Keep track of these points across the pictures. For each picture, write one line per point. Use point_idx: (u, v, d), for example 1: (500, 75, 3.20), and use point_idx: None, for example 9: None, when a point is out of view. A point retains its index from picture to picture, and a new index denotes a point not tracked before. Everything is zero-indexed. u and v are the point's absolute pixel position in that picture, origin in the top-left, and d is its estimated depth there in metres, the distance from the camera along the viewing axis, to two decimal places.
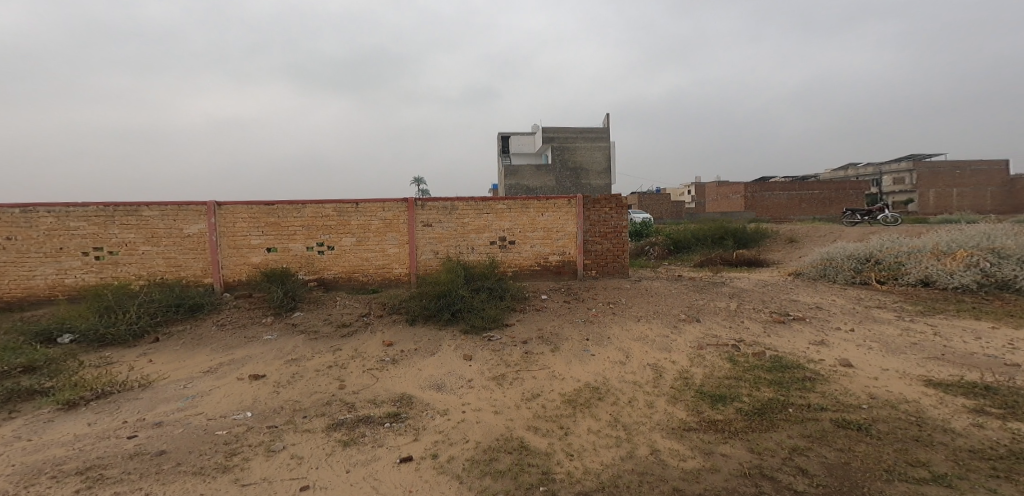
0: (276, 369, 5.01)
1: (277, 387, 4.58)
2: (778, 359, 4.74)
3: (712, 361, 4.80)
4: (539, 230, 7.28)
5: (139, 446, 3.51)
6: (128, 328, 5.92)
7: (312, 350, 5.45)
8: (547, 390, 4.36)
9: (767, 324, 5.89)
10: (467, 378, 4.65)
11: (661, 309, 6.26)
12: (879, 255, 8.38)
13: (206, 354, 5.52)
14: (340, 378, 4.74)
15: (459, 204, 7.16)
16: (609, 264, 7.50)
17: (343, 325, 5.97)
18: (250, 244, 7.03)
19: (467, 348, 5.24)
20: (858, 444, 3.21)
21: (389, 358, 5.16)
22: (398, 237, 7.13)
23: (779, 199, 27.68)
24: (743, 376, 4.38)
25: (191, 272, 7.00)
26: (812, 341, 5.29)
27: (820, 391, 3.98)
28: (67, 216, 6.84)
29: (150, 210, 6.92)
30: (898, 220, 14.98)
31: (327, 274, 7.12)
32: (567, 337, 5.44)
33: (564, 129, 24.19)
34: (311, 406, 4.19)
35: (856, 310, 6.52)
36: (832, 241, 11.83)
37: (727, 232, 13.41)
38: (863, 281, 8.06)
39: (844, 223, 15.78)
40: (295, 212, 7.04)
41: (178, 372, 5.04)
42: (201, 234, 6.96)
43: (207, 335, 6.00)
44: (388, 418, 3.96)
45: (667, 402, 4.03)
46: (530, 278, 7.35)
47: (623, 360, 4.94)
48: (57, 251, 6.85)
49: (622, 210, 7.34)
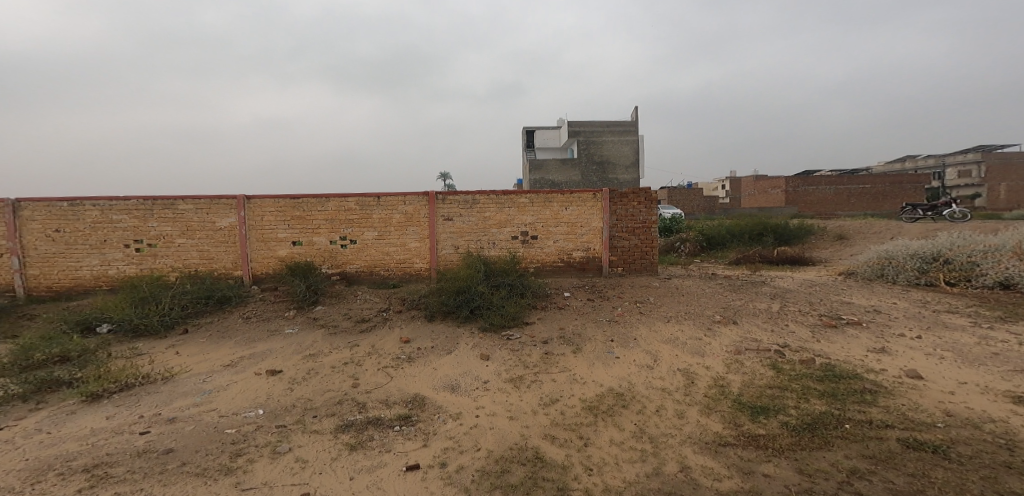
0: (293, 365, 4.90)
1: (291, 384, 4.45)
2: (829, 368, 4.26)
3: (752, 368, 4.36)
4: (563, 224, 6.94)
5: (147, 444, 3.42)
6: (160, 319, 5.95)
7: (330, 345, 5.33)
8: (567, 395, 4.05)
9: (816, 329, 5.37)
10: (483, 380, 4.40)
11: (694, 310, 5.83)
12: (949, 253, 7.60)
13: (229, 347, 5.48)
14: (354, 376, 4.58)
15: (482, 198, 6.91)
16: (636, 261, 7.09)
17: (363, 321, 5.84)
18: (277, 238, 7.01)
19: (484, 347, 5.00)
20: (934, 469, 2.74)
21: (404, 356, 4.97)
22: (419, 231, 6.96)
23: (827, 194, 26.07)
24: (789, 386, 3.93)
25: (222, 264, 7.04)
26: (871, 348, 4.76)
27: (882, 406, 3.50)
28: (109, 210, 6.99)
29: (185, 204, 6.99)
30: (966, 216, 13.74)
31: (349, 268, 7.03)
32: (590, 338, 5.10)
33: (591, 122, 23.49)
34: (322, 405, 4.03)
35: (921, 314, 5.87)
36: (888, 239, 10.91)
37: (767, 228, 12.62)
38: (929, 283, 7.37)
39: (905, 219, 14.64)
40: (319, 206, 6.97)
41: (201, 364, 4.98)
42: (232, 227, 6.99)
43: (232, 328, 5.98)
44: (398, 421, 3.75)
45: (701, 412, 3.64)
46: (554, 274, 7.04)
47: (651, 363, 4.57)
48: (101, 243, 7.01)
49: (651, 204, 6.91)
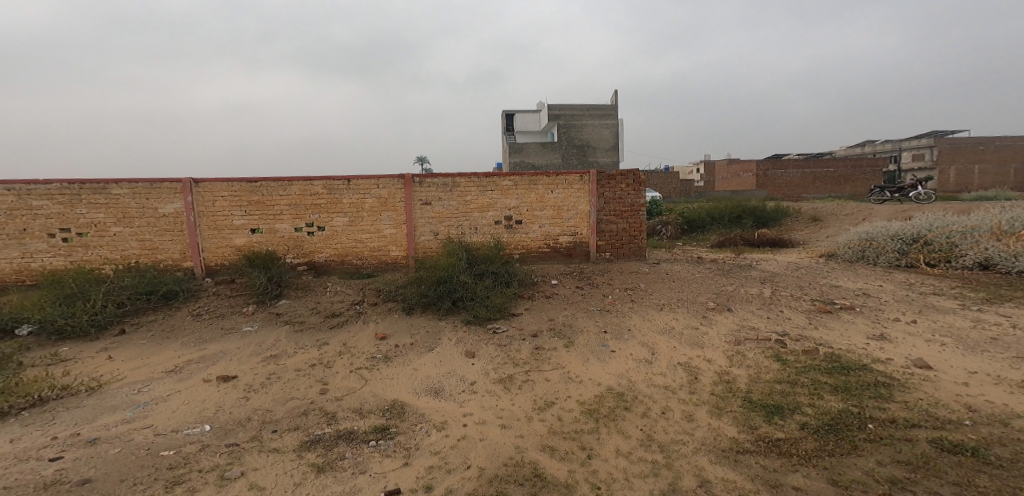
0: (251, 369, 4.34)
1: (248, 392, 3.91)
2: (835, 358, 4.02)
3: (755, 360, 4.09)
4: (548, 208, 6.53)
5: (58, 473, 2.78)
6: (90, 319, 5.25)
7: (295, 345, 4.79)
8: (562, 397, 3.69)
9: (812, 315, 5.17)
10: (469, 381, 3.98)
11: (687, 296, 5.55)
12: (929, 235, 7.56)
13: (174, 350, 4.86)
14: (323, 380, 4.08)
15: (462, 180, 6.41)
16: (624, 246, 6.76)
17: (333, 315, 5.32)
18: (232, 225, 6.34)
19: (469, 343, 4.57)
20: (978, 476, 2.53)
21: (380, 355, 4.49)
22: (394, 216, 6.41)
23: (792, 177, 26.55)
24: (799, 380, 3.67)
25: (168, 255, 6.33)
26: (871, 335, 4.57)
27: (900, 402, 3.28)
28: (29, 195, 6.15)
29: (120, 188, 6.22)
30: (931, 198, 14.01)
31: (317, 257, 6.44)
32: (582, 330, 4.74)
33: (570, 106, 23.11)
34: (284, 417, 3.52)
35: (911, 297, 5.76)
36: (862, 221, 10.97)
37: (746, 210, 12.61)
38: (909, 265, 7.29)
39: (874, 201, 14.85)
40: (281, 190, 6.32)
41: (137, 371, 4.35)
42: (178, 213, 6.27)
43: (180, 327, 5.34)
44: (374, 434, 3.30)
45: (710, 414, 3.35)
46: (538, 260, 6.63)
47: (649, 357, 4.25)
48: (21, 233, 6.18)
49: (639, 187, 6.57)
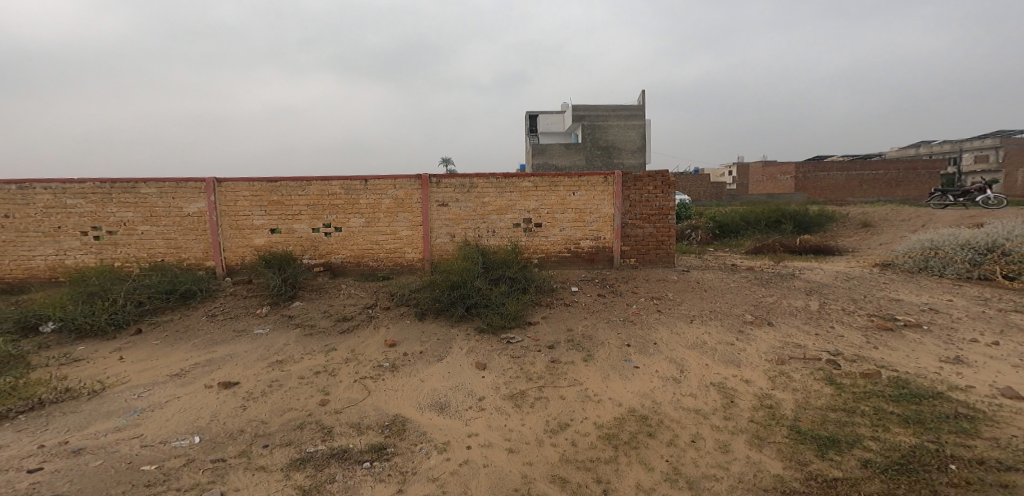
0: (255, 375, 4.15)
1: (246, 400, 3.71)
2: (901, 383, 3.50)
3: (802, 383, 3.61)
4: (570, 211, 6.15)
5: (31, 487, 2.64)
6: (109, 318, 5.19)
7: (303, 350, 4.58)
8: (578, 418, 3.32)
9: (868, 333, 4.61)
10: (477, 396, 3.65)
11: (721, 308, 5.06)
12: (1006, 245, 6.77)
13: (184, 351, 4.74)
14: (324, 390, 3.84)
15: (480, 181, 6.11)
16: (651, 252, 6.31)
17: (344, 320, 5.10)
18: (252, 225, 6.23)
19: (481, 353, 4.24)
20: None
21: (387, 363, 4.23)
22: (410, 218, 6.17)
23: (837, 181, 25.09)
24: (857, 408, 3.17)
25: (191, 254, 6.27)
26: (943, 357, 4.01)
27: (988, 439, 2.75)
28: (63, 194, 6.21)
29: (147, 187, 6.20)
30: (1001, 203, 12.84)
31: (334, 258, 6.26)
32: (603, 342, 4.34)
33: (595, 107, 22.64)
34: (278, 431, 3.30)
35: (988, 315, 5.11)
36: (921, 228, 10.10)
37: (786, 214, 11.86)
38: (982, 277, 6.57)
39: (934, 206, 13.71)
40: (299, 189, 6.18)
41: (143, 374, 4.22)
42: (201, 212, 6.21)
43: (193, 328, 5.23)
44: (370, 454, 3.02)
45: (751, 444, 2.91)
46: (560, 266, 6.26)
47: (677, 375, 3.82)
48: (54, 231, 6.25)
49: (668, 189, 6.10)
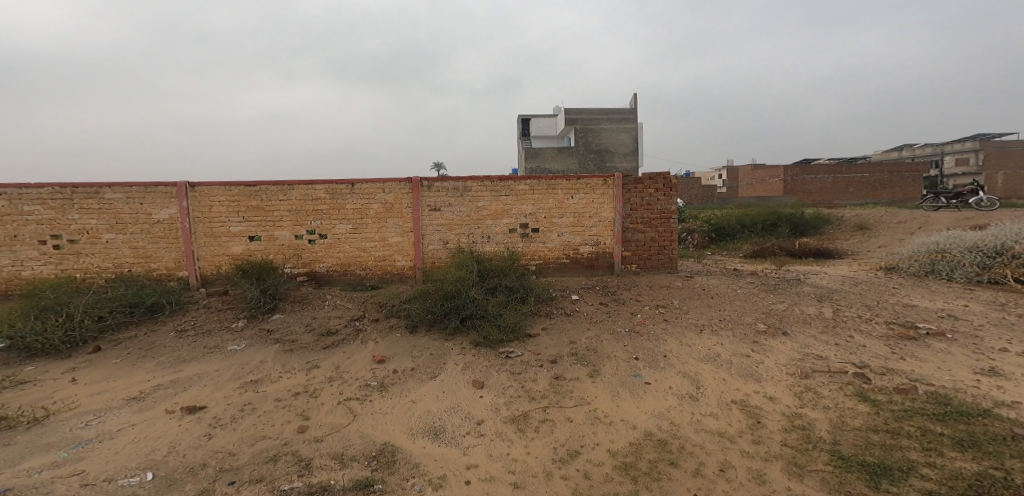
0: (225, 397, 3.72)
1: (212, 428, 3.28)
2: (942, 400, 3.19)
3: (833, 400, 3.29)
4: (569, 215, 5.81)
5: None
6: (64, 335, 4.69)
7: (281, 368, 4.15)
8: (590, 445, 2.95)
9: (890, 342, 4.32)
10: (476, 420, 3.26)
11: (731, 316, 4.75)
12: (1015, 248, 6.56)
13: (148, 371, 4.28)
14: (303, 415, 3.42)
15: (474, 184, 5.75)
16: (653, 257, 5.99)
17: (327, 334, 4.67)
18: (229, 232, 5.79)
19: (478, 370, 3.86)
20: None
21: (375, 383, 3.82)
22: (400, 223, 5.78)
23: (825, 184, 25.19)
24: (901, 428, 2.85)
25: (162, 264, 5.80)
26: (977, 369, 3.73)
27: None
28: (19, 199, 5.70)
29: (112, 191, 5.72)
30: (993, 205, 12.75)
31: (318, 267, 5.84)
32: (610, 355, 3.98)
33: (591, 110, 22.18)
34: (246, 464, 2.88)
35: (1009, 321, 4.87)
36: (918, 231, 9.96)
37: (781, 217, 11.67)
38: (993, 280, 6.37)
39: (927, 208, 13.63)
40: (280, 194, 5.76)
41: (98, 399, 3.76)
42: (171, 219, 5.74)
43: (160, 345, 4.76)
44: (353, 493, 2.62)
45: (791, 473, 2.56)
46: (558, 273, 5.90)
47: (694, 392, 3.47)
48: (10, 239, 5.74)
49: (671, 192, 5.80)
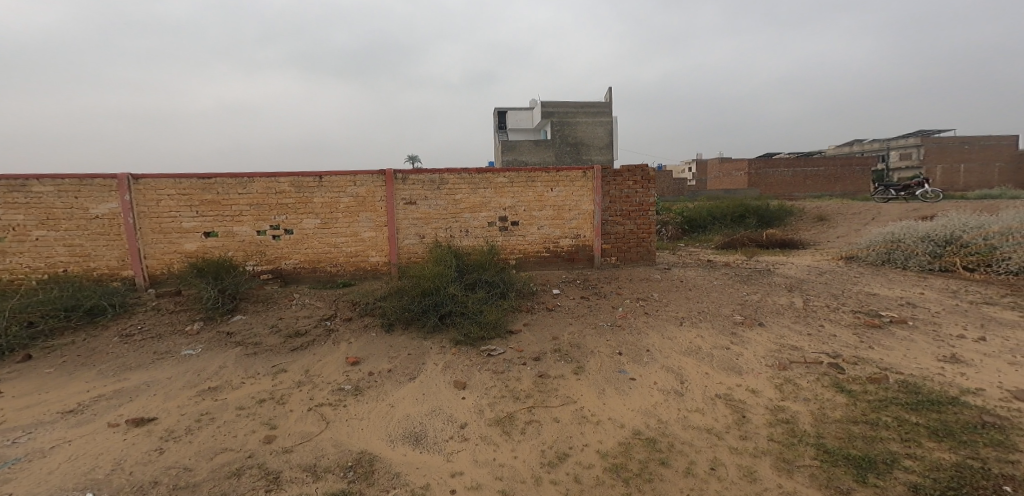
0: (179, 407, 3.46)
1: (164, 441, 3.04)
2: (913, 388, 3.29)
3: (812, 391, 3.34)
4: (548, 208, 5.73)
5: None
6: None
7: (245, 373, 3.91)
8: (578, 446, 2.88)
9: (859, 331, 4.45)
10: (459, 423, 3.14)
11: (708, 308, 4.78)
12: (963, 237, 6.90)
13: (89, 381, 3.94)
14: (270, 423, 3.21)
15: (451, 177, 5.59)
16: (631, 250, 5.99)
17: (295, 335, 4.44)
18: (180, 228, 5.42)
19: (459, 370, 3.73)
20: None
21: (349, 386, 3.64)
22: (373, 218, 5.55)
23: (784, 176, 26.09)
24: (880, 419, 2.91)
25: (102, 263, 5.37)
26: (941, 357, 3.88)
27: None
28: None
29: (42, 184, 5.21)
30: (936, 196, 13.43)
31: (284, 264, 5.55)
32: (594, 351, 3.93)
33: (565, 103, 22.33)
34: (205, 481, 2.67)
35: (962, 308, 5.11)
36: (871, 222, 10.39)
37: (748, 209, 12.01)
38: (944, 269, 6.69)
39: (878, 200, 14.20)
40: (240, 187, 5.42)
41: (28, 414, 3.43)
42: (113, 214, 5.31)
43: (101, 351, 4.41)
44: None
45: (780, 470, 2.57)
46: (537, 266, 5.82)
47: (678, 387, 3.46)
48: None
49: (648, 184, 5.80)
